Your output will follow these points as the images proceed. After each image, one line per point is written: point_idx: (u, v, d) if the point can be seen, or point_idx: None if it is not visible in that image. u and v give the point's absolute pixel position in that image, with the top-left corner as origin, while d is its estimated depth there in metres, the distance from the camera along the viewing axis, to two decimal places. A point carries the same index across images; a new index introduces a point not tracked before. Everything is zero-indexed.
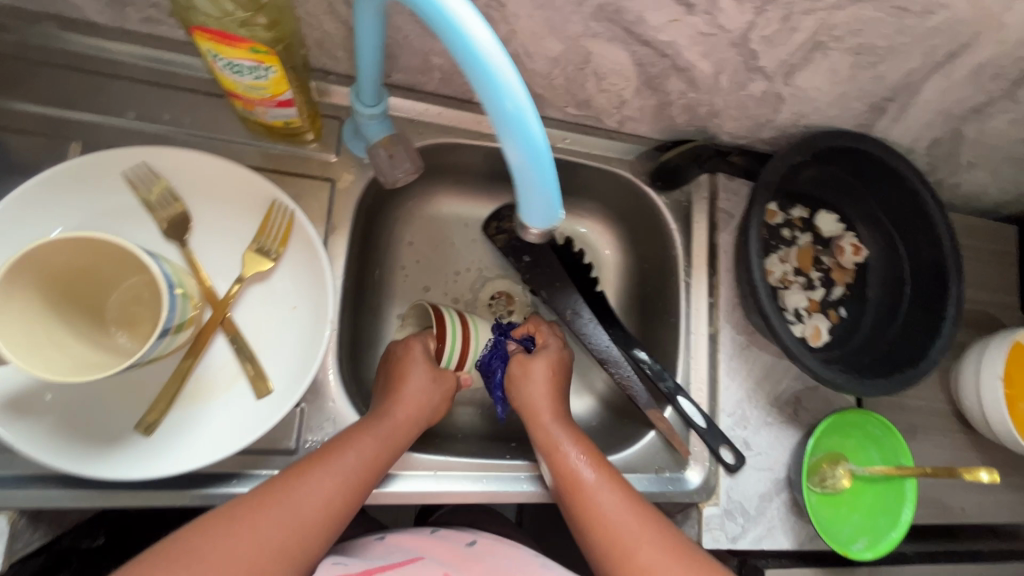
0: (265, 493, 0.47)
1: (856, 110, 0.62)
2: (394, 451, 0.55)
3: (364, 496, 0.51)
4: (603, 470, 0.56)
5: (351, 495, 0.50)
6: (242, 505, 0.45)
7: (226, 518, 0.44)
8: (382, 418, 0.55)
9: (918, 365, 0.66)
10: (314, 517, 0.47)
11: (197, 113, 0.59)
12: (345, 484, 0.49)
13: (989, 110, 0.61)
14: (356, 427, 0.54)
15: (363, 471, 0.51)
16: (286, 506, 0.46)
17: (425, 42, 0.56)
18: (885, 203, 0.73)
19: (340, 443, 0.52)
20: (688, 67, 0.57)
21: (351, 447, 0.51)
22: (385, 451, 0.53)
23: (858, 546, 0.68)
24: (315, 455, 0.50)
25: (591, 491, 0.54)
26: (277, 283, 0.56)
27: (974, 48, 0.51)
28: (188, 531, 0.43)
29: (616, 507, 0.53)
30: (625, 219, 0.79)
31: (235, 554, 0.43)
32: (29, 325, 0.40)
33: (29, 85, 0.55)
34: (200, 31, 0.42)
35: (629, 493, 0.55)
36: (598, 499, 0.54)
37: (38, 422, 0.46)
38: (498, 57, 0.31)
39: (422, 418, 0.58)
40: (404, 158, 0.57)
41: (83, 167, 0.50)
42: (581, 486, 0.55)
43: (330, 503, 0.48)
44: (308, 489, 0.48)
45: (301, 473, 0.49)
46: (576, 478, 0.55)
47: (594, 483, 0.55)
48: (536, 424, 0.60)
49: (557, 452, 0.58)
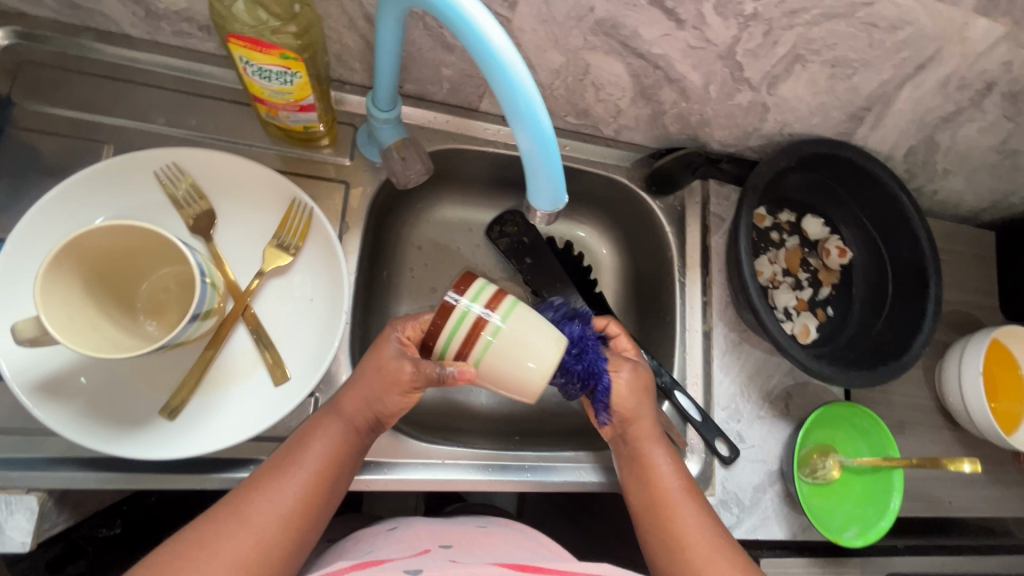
0: (216, 517, 0.46)
1: (836, 119, 0.67)
2: (355, 444, 0.53)
3: (327, 495, 0.50)
4: (690, 494, 0.57)
5: (310, 498, 0.49)
6: (198, 531, 0.45)
7: (187, 536, 0.44)
8: (336, 417, 0.53)
9: (901, 358, 0.70)
10: (273, 528, 0.46)
11: (221, 119, 0.63)
12: (301, 488, 0.48)
13: (958, 119, 0.66)
14: (308, 427, 0.53)
15: (318, 472, 0.50)
16: (241, 524, 0.45)
17: (437, 55, 0.60)
18: (867, 207, 0.77)
19: (292, 449, 0.51)
20: (680, 78, 0.61)
21: (301, 453, 0.50)
22: (344, 447, 0.52)
23: (849, 533, 0.71)
24: (268, 467, 0.50)
25: (683, 507, 0.56)
26: (295, 277, 0.59)
27: (940, 60, 0.56)
28: (156, 553, 0.43)
29: (701, 526, 0.55)
30: (622, 223, 0.83)
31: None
32: (74, 306, 0.43)
33: (65, 92, 0.59)
34: (234, 38, 0.45)
35: (712, 515, 0.57)
36: (687, 518, 0.55)
37: (71, 403, 0.49)
38: (512, 56, 0.35)
39: (378, 411, 0.53)
40: (416, 160, 0.62)
41: (118, 166, 0.54)
42: (672, 499, 0.57)
43: (286, 510, 0.47)
44: (260, 502, 0.47)
45: (253, 489, 0.48)
46: (672, 496, 0.57)
47: (685, 498, 0.57)
48: (638, 437, 0.59)
49: (650, 463, 0.58)
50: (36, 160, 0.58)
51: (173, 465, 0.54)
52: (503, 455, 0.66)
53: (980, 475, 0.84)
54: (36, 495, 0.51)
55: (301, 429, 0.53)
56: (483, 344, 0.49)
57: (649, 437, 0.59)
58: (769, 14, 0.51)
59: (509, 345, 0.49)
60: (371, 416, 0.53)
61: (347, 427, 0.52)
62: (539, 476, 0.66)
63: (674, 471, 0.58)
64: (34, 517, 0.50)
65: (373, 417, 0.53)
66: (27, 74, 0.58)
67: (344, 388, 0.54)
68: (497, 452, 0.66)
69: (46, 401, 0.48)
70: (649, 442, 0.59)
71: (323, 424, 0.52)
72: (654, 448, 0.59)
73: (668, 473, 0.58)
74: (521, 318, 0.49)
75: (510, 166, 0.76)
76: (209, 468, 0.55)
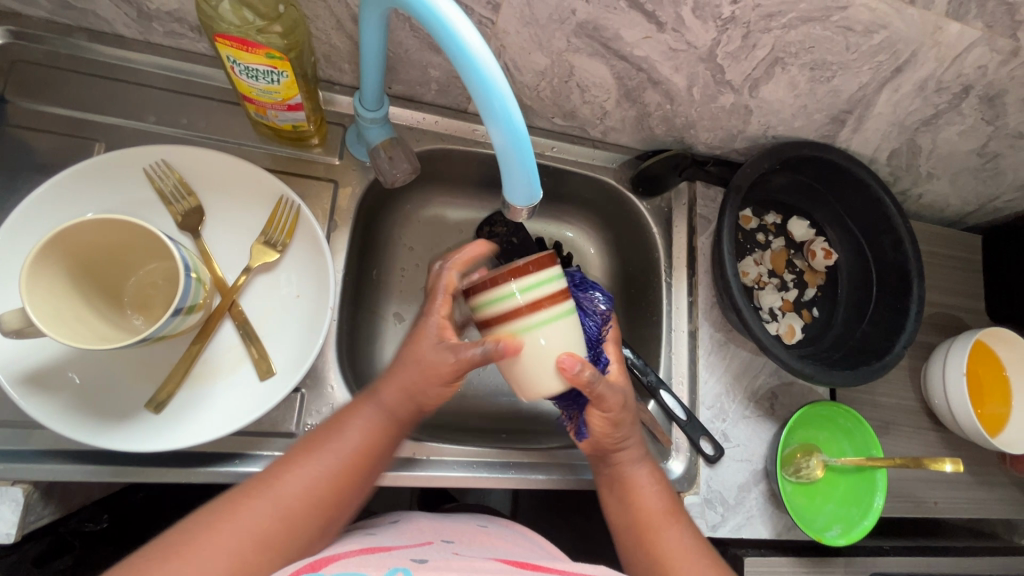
0: (250, 489, 0.47)
1: (818, 121, 0.68)
2: (392, 434, 0.54)
3: (358, 482, 0.51)
4: (673, 514, 0.58)
5: (340, 482, 0.50)
6: (230, 500, 0.46)
7: (219, 506, 0.46)
8: (374, 404, 0.53)
9: (884, 358, 0.70)
10: (301, 506, 0.47)
11: (212, 118, 0.64)
12: (333, 471, 0.50)
13: (938, 122, 0.67)
14: (345, 411, 0.54)
15: (352, 458, 0.51)
16: (270, 499, 0.47)
17: (424, 56, 0.61)
18: (852, 209, 0.78)
19: (329, 431, 0.52)
20: (663, 81, 0.62)
21: (338, 436, 0.51)
22: (380, 434, 0.53)
23: (832, 532, 0.71)
24: (304, 445, 0.51)
25: (666, 525, 0.56)
26: (282, 273, 0.60)
27: (916, 63, 0.57)
28: (187, 520, 0.45)
29: (683, 546, 0.55)
30: (610, 224, 0.84)
31: (224, 548, 0.43)
32: (58, 298, 0.44)
33: (57, 90, 0.60)
34: (221, 37, 0.46)
35: (697, 535, 0.57)
36: (671, 536, 0.56)
37: (56, 395, 0.49)
38: (485, 55, 0.36)
39: (419, 402, 0.53)
40: (403, 160, 0.63)
41: (108, 163, 0.55)
42: (655, 517, 0.57)
43: (316, 490, 0.48)
44: (293, 478, 0.48)
45: (287, 466, 0.49)
46: (654, 514, 0.57)
47: (667, 517, 0.57)
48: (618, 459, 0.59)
49: (630, 479, 0.59)
50: (28, 158, 0.59)
51: (158, 459, 0.54)
52: (487, 452, 0.66)
53: (966, 477, 0.84)
54: (21, 487, 0.51)
55: (339, 413, 0.54)
56: (530, 325, 0.45)
57: (629, 453, 0.59)
58: (746, 17, 0.52)
59: (547, 340, 0.46)
60: (413, 408, 0.53)
61: (387, 415, 0.53)
62: (521, 474, 0.66)
63: (658, 488, 0.59)
64: (18, 508, 0.51)
65: (414, 408, 0.54)
66: (20, 72, 0.59)
67: (383, 374, 0.54)
68: (480, 449, 0.66)
69: (31, 393, 0.49)
70: (629, 460, 0.59)
71: (362, 409, 0.53)
72: (639, 463, 0.59)
73: (653, 490, 0.58)
74: (569, 324, 0.47)
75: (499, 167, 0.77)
76: (194, 461, 0.55)
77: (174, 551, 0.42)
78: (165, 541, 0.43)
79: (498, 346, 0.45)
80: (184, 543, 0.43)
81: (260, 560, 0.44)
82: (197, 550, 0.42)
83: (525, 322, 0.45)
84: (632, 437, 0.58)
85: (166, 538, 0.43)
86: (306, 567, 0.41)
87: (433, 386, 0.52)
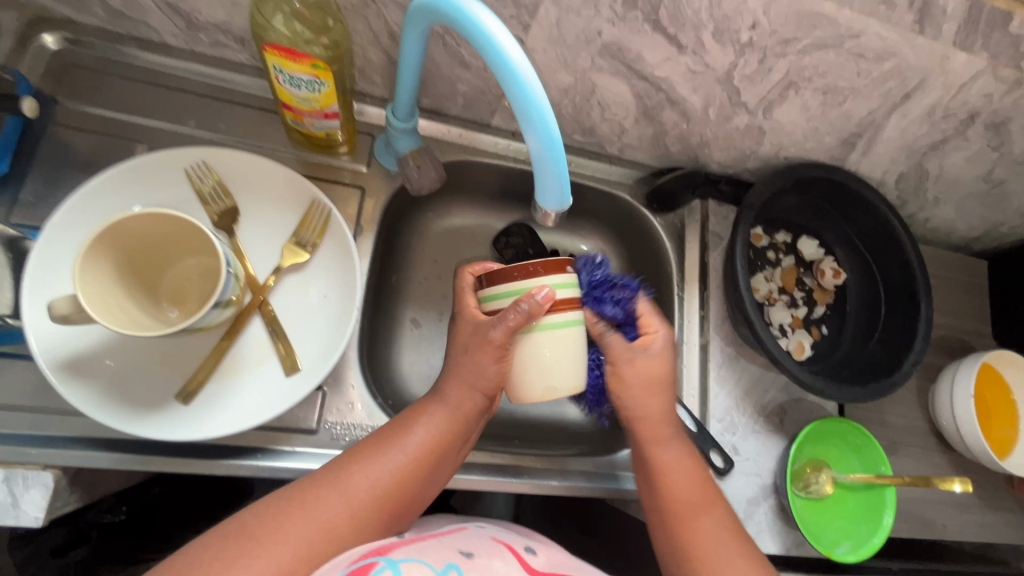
0: (322, 479, 0.49)
1: (829, 143, 0.70)
2: (458, 433, 0.55)
3: (422, 481, 0.53)
4: (710, 503, 0.57)
5: (407, 480, 0.51)
6: (301, 489, 0.48)
7: (289, 497, 0.47)
8: (440, 403, 0.56)
9: (892, 376, 0.72)
10: (368, 500, 0.49)
11: (248, 125, 0.67)
12: (400, 468, 0.51)
13: (945, 147, 0.69)
14: (412, 411, 0.56)
15: (418, 457, 0.52)
16: (341, 492, 0.48)
17: (454, 71, 0.65)
18: (861, 229, 0.80)
19: (395, 429, 0.54)
20: (681, 101, 0.65)
21: (406, 434, 0.53)
22: (446, 433, 0.55)
23: (841, 549, 0.72)
24: (374, 440, 0.53)
25: (696, 517, 0.56)
26: (311, 273, 0.62)
27: (924, 90, 0.60)
28: (255, 508, 0.47)
29: (715, 537, 0.55)
30: (624, 239, 0.85)
31: (296, 534, 0.45)
32: (103, 287, 0.46)
33: (104, 93, 0.63)
34: (270, 47, 0.49)
35: (735, 528, 0.56)
36: (699, 527, 0.55)
37: (91, 382, 0.51)
38: (526, 68, 0.39)
39: (485, 391, 0.55)
40: (430, 168, 0.66)
41: (153, 162, 0.57)
42: (688, 506, 0.56)
43: (382, 484, 0.50)
44: (362, 470, 0.50)
45: (357, 460, 0.51)
46: (684, 503, 0.56)
47: (700, 510, 0.56)
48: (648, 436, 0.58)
49: (660, 463, 0.58)
50: (73, 156, 0.61)
51: (183, 450, 0.56)
52: (500, 456, 0.67)
53: (974, 500, 0.85)
54: (52, 471, 0.53)
55: (407, 412, 0.56)
56: (544, 325, 0.51)
57: (661, 431, 0.59)
58: (763, 42, 0.55)
59: (549, 345, 0.52)
60: (477, 398, 0.56)
61: (454, 414, 0.55)
62: (532, 479, 0.67)
63: (691, 476, 0.58)
64: (48, 493, 0.52)
65: (479, 398, 0.56)
66: (71, 76, 0.63)
67: (449, 373, 0.56)
68: (491, 454, 0.67)
69: (68, 379, 0.50)
70: (658, 443, 0.58)
71: (427, 409, 0.55)
72: (673, 444, 0.59)
73: (685, 478, 0.58)
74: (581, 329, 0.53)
75: (518, 180, 0.79)
76: (218, 453, 0.57)
77: (251, 531, 0.45)
78: (239, 522, 0.45)
79: (524, 306, 0.50)
80: (259, 523, 0.45)
81: (329, 548, 0.46)
82: (272, 533, 0.45)
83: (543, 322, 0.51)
84: (657, 416, 0.59)
85: (239, 526, 0.45)
86: (371, 551, 0.44)
87: (487, 362, 0.53)
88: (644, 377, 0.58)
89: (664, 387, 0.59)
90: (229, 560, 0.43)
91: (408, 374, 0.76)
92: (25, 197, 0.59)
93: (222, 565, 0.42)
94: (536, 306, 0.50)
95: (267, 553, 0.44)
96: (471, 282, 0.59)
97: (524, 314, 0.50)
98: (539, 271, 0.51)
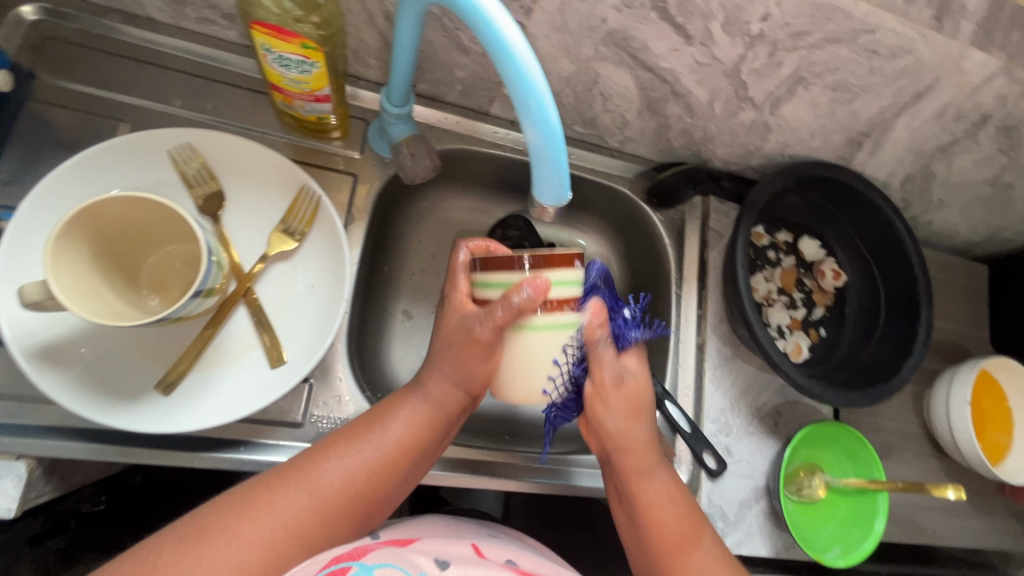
0: (293, 473, 0.48)
1: (836, 142, 0.69)
2: (434, 427, 0.54)
3: (396, 475, 0.51)
4: (700, 528, 0.55)
5: (382, 475, 0.50)
6: (268, 484, 0.47)
7: (255, 490, 0.46)
8: (417, 396, 0.54)
9: (890, 382, 0.71)
10: (339, 495, 0.48)
11: (236, 106, 0.64)
12: (375, 462, 0.50)
13: (953, 150, 0.68)
14: (387, 404, 0.55)
15: (394, 451, 0.51)
16: (312, 486, 0.47)
17: (452, 56, 0.62)
18: (863, 231, 0.79)
19: (374, 422, 0.53)
20: (686, 94, 0.63)
21: (382, 429, 0.52)
22: (423, 428, 0.53)
23: (831, 553, 0.71)
24: (349, 433, 0.51)
25: (686, 552, 0.52)
26: (298, 262, 0.60)
27: (936, 90, 0.58)
28: (222, 502, 0.45)
29: (707, 565, 0.52)
30: (623, 234, 0.83)
31: (259, 533, 0.44)
32: (78, 275, 0.44)
33: (84, 68, 0.60)
34: (257, 24, 0.47)
35: (726, 558, 0.53)
36: (691, 562, 0.52)
37: (66, 371, 0.49)
38: (526, 54, 0.36)
39: (467, 389, 0.55)
40: (424, 156, 0.64)
41: (134, 142, 0.55)
42: (678, 539, 0.53)
43: (356, 479, 0.49)
44: (336, 466, 0.49)
45: (331, 452, 0.49)
46: (674, 537, 0.53)
47: (689, 542, 0.53)
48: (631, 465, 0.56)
49: (646, 498, 0.55)
50: (52, 134, 0.59)
51: (163, 441, 0.54)
52: (488, 453, 0.66)
53: (965, 505, 0.84)
54: (25, 462, 0.51)
55: (384, 403, 0.55)
56: (533, 324, 0.47)
57: (642, 463, 0.56)
58: (774, 35, 0.53)
59: (545, 347, 0.48)
60: (460, 397, 0.55)
61: (432, 408, 0.54)
62: (519, 478, 0.66)
63: (677, 506, 0.55)
64: (20, 484, 0.51)
65: (460, 396, 0.55)
66: (50, 49, 0.60)
67: (431, 367, 0.55)
68: (479, 450, 0.66)
69: (41, 368, 0.48)
70: (645, 474, 0.56)
71: (406, 403, 0.54)
72: (656, 471, 0.56)
73: (670, 512, 0.55)
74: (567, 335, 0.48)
75: (516, 171, 0.77)
76: (200, 446, 0.55)
77: (211, 531, 0.43)
78: (203, 516, 0.44)
79: (514, 303, 0.46)
80: (219, 525, 0.43)
81: (300, 544, 0.45)
82: (235, 531, 0.43)
83: (533, 322, 0.47)
84: (638, 445, 0.56)
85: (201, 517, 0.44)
86: (345, 554, 0.43)
87: (473, 361, 0.52)
88: (630, 394, 0.55)
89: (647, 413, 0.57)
90: (194, 557, 0.41)
91: (399, 367, 0.74)
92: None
93: (189, 561, 0.41)
94: (527, 302, 0.46)
95: (229, 554, 0.42)
96: (466, 260, 0.54)
97: (512, 309, 0.46)
98: (534, 264, 0.45)
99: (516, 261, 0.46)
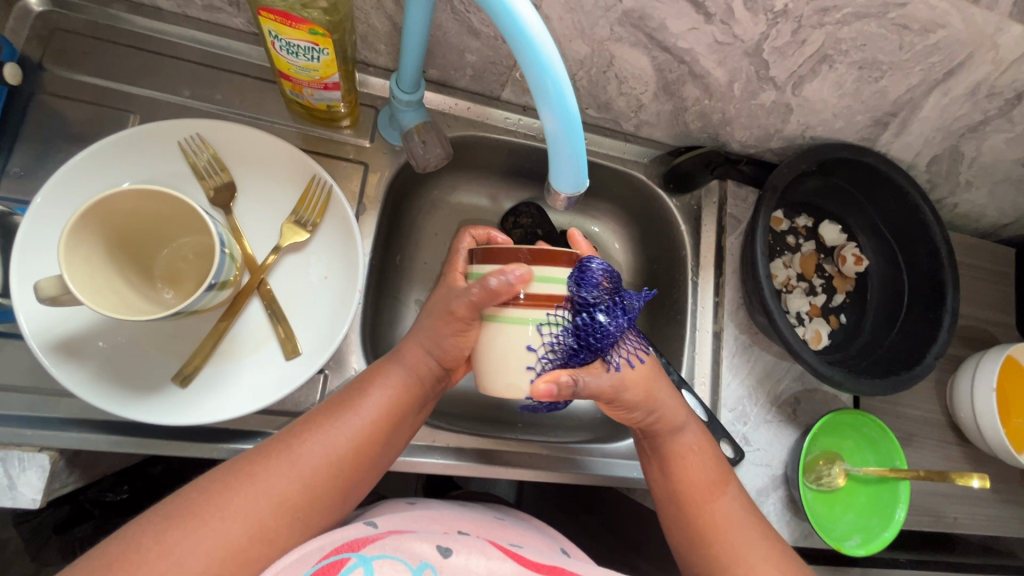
0: (271, 449, 0.47)
1: (860, 123, 0.66)
2: (414, 397, 0.53)
3: (379, 448, 0.50)
4: (721, 485, 0.55)
5: (364, 447, 0.49)
6: (250, 461, 0.46)
7: (229, 473, 0.45)
8: (391, 364, 0.53)
9: (914, 369, 0.69)
10: (323, 468, 0.47)
11: (245, 95, 0.64)
12: (357, 435, 0.49)
13: (985, 129, 0.65)
14: (369, 373, 0.53)
15: (375, 422, 0.50)
16: (289, 461, 0.46)
17: (462, 40, 0.61)
18: (887, 216, 0.77)
19: (352, 393, 0.51)
20: (704, 75, 0.61)
21: (362, 398, 0.51)
22: (403, 398, 0.52)
23: (851, 542, 0.70)
24: (329, 406, 0.50)
25: (714, 497, 0.54)
26: (311, 253, 0.60)
27: (970, 66, 0.55)
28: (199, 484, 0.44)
29: (732, 516, 0.54)
30: (638, 220, 0.82)
31: (243, 512, 0.43)
32: (93, 268, 0.44)
33: (90, 60, 0.60)
34: (265, 11, 0.46)
35: (751, 520, 0.55)
36: (716, 507, 0.54)
37: (86, 364, 0.50)
38: (542, 34, 0.35)
39: (440, 358, 0.53)
40: (436, 144, 0.63)
41: (145, 135, 0.55)
42: (703, 489, 0.55)
43: (337, 452, 0.48)
44: (314, 439, 0.48)
45: (311, 427, 0.48)
46: (699, 485, 0.55)
47: (713, 490, 0.55)
48: (666, 426, 0.55)
49: (676, 449, 0.56)
50: (62, 126, 0.58)
51: (181, 433, 0.54)
52: (504, 443, 0.66)
53: (988, 493, 0.83)
54: (48, 453, 0.51)
55: (365, 373, 0.54)
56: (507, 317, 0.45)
57: (675, 420, 0.55)
58: (799, 11, 0.51)
59: (523, 337, 0.45)
60: (432, 364, 0.53)
61: (408, 377, 0.53)
62: (533, 468, 0.65)
63: (706, 457, 0.56)
64: (44, 475, 0.51)
65: (435, 364, 0.53)
66: (58, 41, 0.59)
67: (409, 335, 0.54)
68: (486, 440, 0.65)
69: (61, 362, 0.49)
70: (672, 430, 0.55)
71: (384, 373, 0.52)
72: (684, 427, 0.56)
73: (702, 460, 0.56)
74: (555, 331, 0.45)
75: (529, 158, 0.76)
76: (219, 437, 0.55)
77: (195, 513, 0.42)
78: (189, 497, 0.43)
79: (492, 283, 0.43)
80: (202, 512, 0.42)
81: (284, 522, 0.44)
82: (216, 510, 0.42)
83: (521, 313, 0.44)
84: (669, 410, 0.54)
85: (180, 507, 0.42)
86: (345, 545, 0.42)
87: (449, 334, 0.50)
88: (638, 397, 0.51)
89: (665, 391, 0.54)
90: (170, 544, 0.40)
91: None
92: (13, 169, 0.57)
93: (167, 547, 0.40)
94: (505, 285, 0.43)
95: (215, 532, 0.42)
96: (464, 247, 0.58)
97: (488, 290, 0.44)
98: (525, 257, 0.44)
99: (506, 250, 0.45)
